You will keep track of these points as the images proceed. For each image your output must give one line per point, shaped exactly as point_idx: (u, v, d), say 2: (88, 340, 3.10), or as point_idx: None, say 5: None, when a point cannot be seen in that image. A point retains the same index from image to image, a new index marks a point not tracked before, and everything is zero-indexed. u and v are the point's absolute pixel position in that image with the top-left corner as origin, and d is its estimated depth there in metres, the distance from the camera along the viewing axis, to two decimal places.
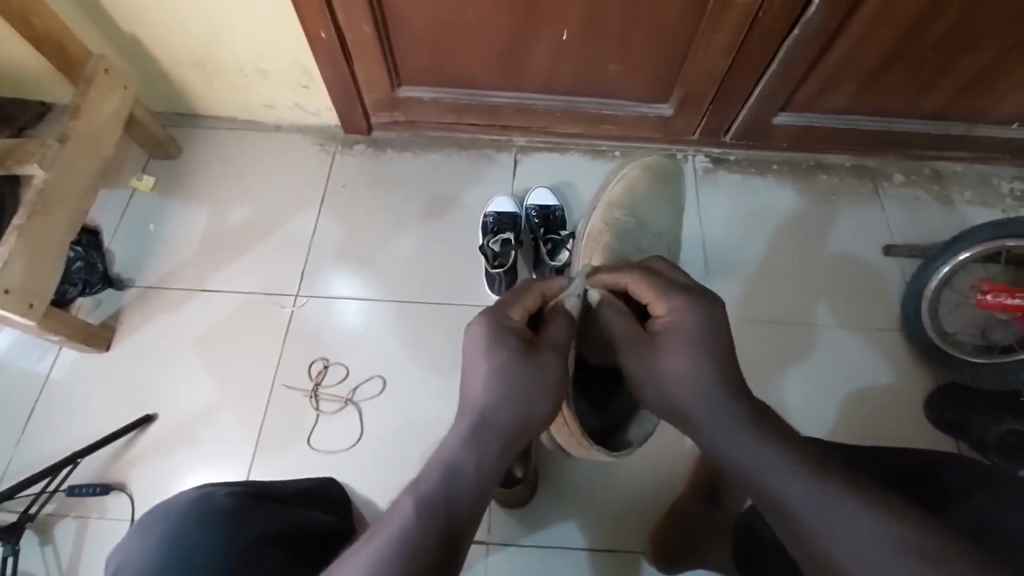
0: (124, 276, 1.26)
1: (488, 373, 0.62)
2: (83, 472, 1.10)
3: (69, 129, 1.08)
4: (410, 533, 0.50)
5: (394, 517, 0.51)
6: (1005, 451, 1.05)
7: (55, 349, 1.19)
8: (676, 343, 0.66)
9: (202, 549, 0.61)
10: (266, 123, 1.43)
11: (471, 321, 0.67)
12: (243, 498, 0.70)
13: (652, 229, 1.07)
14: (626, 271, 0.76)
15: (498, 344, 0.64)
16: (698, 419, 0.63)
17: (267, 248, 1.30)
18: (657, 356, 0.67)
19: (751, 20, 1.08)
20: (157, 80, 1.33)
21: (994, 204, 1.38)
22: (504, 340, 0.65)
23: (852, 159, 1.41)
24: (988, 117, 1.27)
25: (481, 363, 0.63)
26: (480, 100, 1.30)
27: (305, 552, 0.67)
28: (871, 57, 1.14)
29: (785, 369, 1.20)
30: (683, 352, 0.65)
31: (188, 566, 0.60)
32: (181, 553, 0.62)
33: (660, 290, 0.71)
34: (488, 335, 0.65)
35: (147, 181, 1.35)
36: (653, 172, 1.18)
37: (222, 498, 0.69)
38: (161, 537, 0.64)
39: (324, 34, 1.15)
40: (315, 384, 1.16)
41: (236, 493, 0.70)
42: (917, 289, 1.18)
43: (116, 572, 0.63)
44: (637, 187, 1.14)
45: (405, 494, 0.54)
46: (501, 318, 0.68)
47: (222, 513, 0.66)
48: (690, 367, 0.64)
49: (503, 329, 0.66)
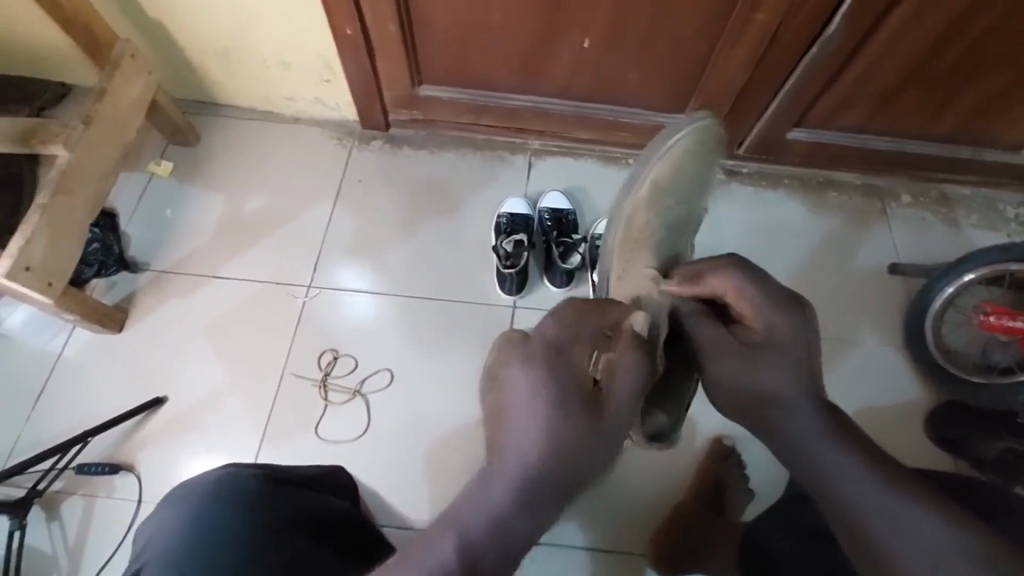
0: (139, 259, 1.27)
1: (538, 411, 0.52)
2: (92, 451, 1.11)
3: (94, 111, 1.09)
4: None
5: (430, 557, 0.43)
6: (1004, 469, 1.08)
7: (69, 327, 1.20)
8: (779, 359, 0.59)
9: (227, 524, 0.64)
10: (285, 115, 1.45)
11: (525, 354, 0.56)
12: (266, 479, 0.71)
13: (689, 225, 0.89)
14: (713, 274, 0.65)
15: (560, 383, 0.54)
16: (758, 418, 0.59)
17: (281, 238, 1.31)
18: (750, 366, 0.60)
19: (771, 35, 1.10)
20: (179, 67, 1.34)
21: (999, 229, 1.40)
22: (567, 381, 0.54)
23: (863, 178, 1.43)
24: (997, 142, 1.30)
25: (531, 403, 0.52)
26: (499, 102, 1.32)
27: (325, 536, 0.68)
28: (886, 78, 1.16)
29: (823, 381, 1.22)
30: (779, 368, 0.59)
31: (214, 540, 0.62)
32: (207, 528, 0.64)
33: (766, 301, 0.60)
34: (548, 370, 0.55)
35: (165, 166, 1.37)
36: (704, 148, 0.84)
37: (244, 479, 0.70)
38: (184, 516, 0.65)
39: (349, 31, 1.16)
40: (325, 374, 1.18)
41: (259, 475, 0.72)
42: (921, 308, 1.19)
43: (145, 543, 0.66)
44: (682, 175, 0.83)
45: (441, 535, 0.45)
46: (561, 353, 0.57)
47: (245, 495, 0.67)
48: (779, 382, 0.58)
49: (567, 370, 0.55)
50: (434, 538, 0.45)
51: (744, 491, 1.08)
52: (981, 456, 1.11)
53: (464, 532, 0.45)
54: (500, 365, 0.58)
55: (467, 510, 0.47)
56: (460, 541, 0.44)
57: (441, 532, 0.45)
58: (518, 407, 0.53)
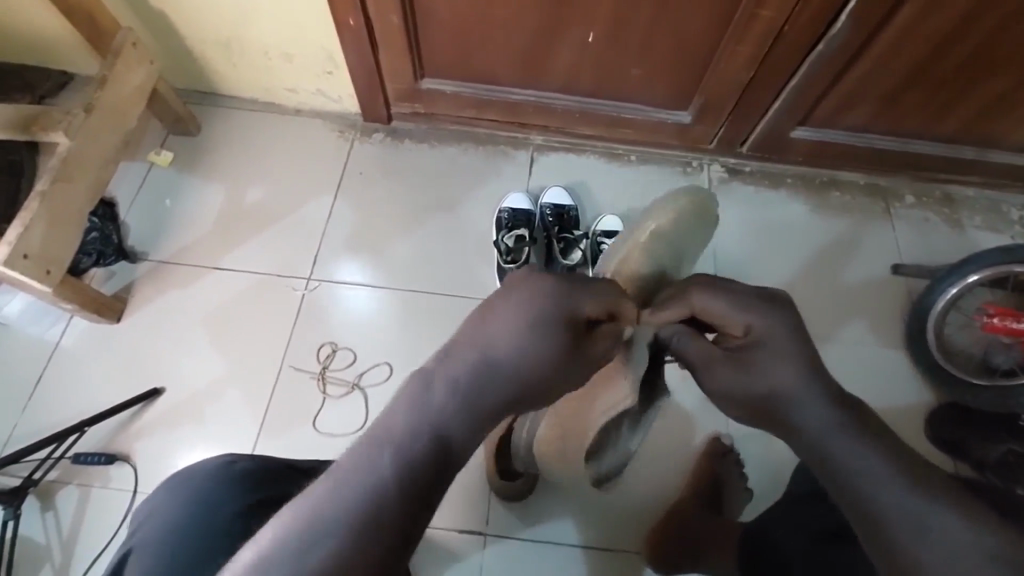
0: (138, 249, 1.26)
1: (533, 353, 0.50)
2: (88, 441, 1.10)
3: (96, 99, 1.08)
4: (376, 512, 0.39)
5: (367, 466, 0.40)
6: (1002, 469, 1.06)
7: (66, 317, 1.20)
8: (771, 357, 0.55)
9: (224, 504, 0.65)
10: (286, 107, 1.44)
11: (524, 291, 0.54)
12: (267, 464, 0.71)
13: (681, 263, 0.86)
14: (686, 293, 0.62)
15: (544, 334, 0.51)
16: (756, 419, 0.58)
17: (281, 230, 1.30)
18: (743, 372, 0.55)
19: (777, 32, 1.09)
20: (181, 57, 1.33)
21: (1002, 230, 1.39)
22: (550, 332, 0.52)
23: (866, 177, 1.43)
24: (1001, 143, 1.29)
25: (531, 342, 0.50)
26: (502, 97, 1.31)
27: None
28: (892, 77, 1.15)
29: None
30: (773, 363, 0.54)
31: (212, 517, 0.64)
32: (205, 508, 0.65)
33: (735, 306, 0.57)
34: (535, 315, 0.52)
35: (165, 156, 1.36)
36: (700, 215, 0.85)
37: (246, 462, 0.70)
38: (184, 498, 0.66)
39: (352, 22, 1.16)
40: (323, 367, 1.17)
41: (259, 462, 0.71)
42: (924, 309, 1.19)
43: (138, 526, 0.66)
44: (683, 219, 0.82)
45: (382, 441, 0.42)
46: (559, 304, 0.54)
47: (249, 478, 0.68)
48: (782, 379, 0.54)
49: (556, 320, 0.53)
50: (376, 443, 0.42)
51: (743, 490, 1.07)
52: (982, 458, 1.10)
53: (406, 438, 0.42)
54: (503, 292, 0.55)
55: (414, 419, 0.43)
56: (399, 451, 0.41)
57: (382, 441, 0.42)
58: (510, 334, 0.50)
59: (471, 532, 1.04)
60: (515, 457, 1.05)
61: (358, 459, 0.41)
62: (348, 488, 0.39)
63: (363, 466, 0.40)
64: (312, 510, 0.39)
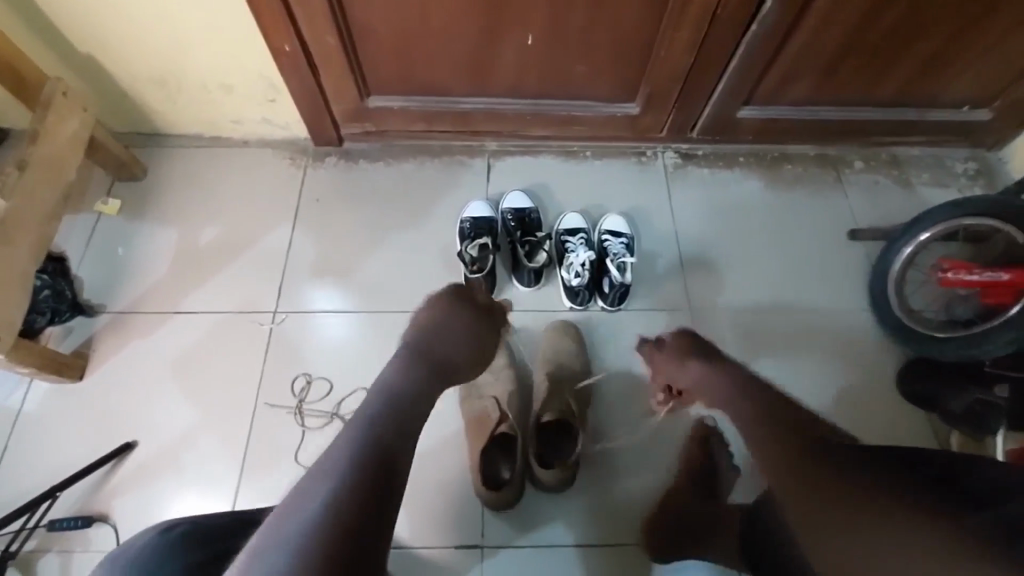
0: (93, 301, 1.23)
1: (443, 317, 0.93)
2: (62, 506, 1.06)
3: (28, 154, 1.04)
4: (340, 492, 0.58)
5: (318, 486, 0.59)
6: (970, 419, 1.10)
7: (25, 381, 1.16)
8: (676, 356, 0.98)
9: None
10: (232, 139, 1.42)
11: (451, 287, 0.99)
12: (205, 525, 0.71)
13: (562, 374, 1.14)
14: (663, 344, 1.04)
15: (460, 323, 0.91)
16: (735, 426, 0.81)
17: (241, 265, 1.28)
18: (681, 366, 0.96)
19: (710, 17, 1.11)
20: (119, 100, 1.30)
21: (949, 184, 1.43)
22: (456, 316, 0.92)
23: (815, 148, 1.46)
24: (939, 100, 1.33)
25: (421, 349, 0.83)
26: (452, 106, 1.30)
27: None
28: (825, 51, 1.19)
29: (801, 350, 1.24)
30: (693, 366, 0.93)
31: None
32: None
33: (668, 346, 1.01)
34: (453, 310, 0.92)
35: (112, 204, 1.32)
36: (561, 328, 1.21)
37: (184, 525, 0.70)
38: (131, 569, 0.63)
39: (289, 48, 1.14)
40: (299, 400, 1.15)
41: (201, 524, 0.71)
42: (883, 269, 1.22)
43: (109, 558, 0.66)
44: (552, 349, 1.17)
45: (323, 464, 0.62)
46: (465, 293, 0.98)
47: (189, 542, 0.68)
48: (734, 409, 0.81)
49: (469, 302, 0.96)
50: (322, 472, 0.61)
51: (731, 470, 1.07)
52: (950, 411, 1.13)
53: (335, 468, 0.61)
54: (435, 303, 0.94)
55: (337, 453, 0.62)
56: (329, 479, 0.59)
57: (364, 434, 0.65)
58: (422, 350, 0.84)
59: (467, 546, 1.04)
60: (502, 465, 1.06)
61: (300, 501, 0.58)
62: (314, 498, 0.58)
63: (298, 499, 0.59)
64: (259, 544, 0.56)
